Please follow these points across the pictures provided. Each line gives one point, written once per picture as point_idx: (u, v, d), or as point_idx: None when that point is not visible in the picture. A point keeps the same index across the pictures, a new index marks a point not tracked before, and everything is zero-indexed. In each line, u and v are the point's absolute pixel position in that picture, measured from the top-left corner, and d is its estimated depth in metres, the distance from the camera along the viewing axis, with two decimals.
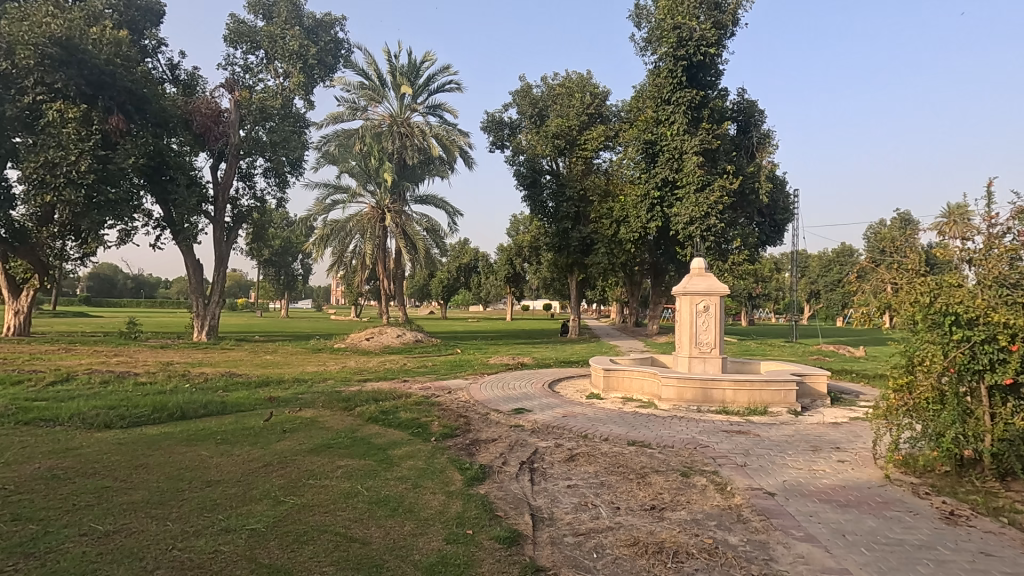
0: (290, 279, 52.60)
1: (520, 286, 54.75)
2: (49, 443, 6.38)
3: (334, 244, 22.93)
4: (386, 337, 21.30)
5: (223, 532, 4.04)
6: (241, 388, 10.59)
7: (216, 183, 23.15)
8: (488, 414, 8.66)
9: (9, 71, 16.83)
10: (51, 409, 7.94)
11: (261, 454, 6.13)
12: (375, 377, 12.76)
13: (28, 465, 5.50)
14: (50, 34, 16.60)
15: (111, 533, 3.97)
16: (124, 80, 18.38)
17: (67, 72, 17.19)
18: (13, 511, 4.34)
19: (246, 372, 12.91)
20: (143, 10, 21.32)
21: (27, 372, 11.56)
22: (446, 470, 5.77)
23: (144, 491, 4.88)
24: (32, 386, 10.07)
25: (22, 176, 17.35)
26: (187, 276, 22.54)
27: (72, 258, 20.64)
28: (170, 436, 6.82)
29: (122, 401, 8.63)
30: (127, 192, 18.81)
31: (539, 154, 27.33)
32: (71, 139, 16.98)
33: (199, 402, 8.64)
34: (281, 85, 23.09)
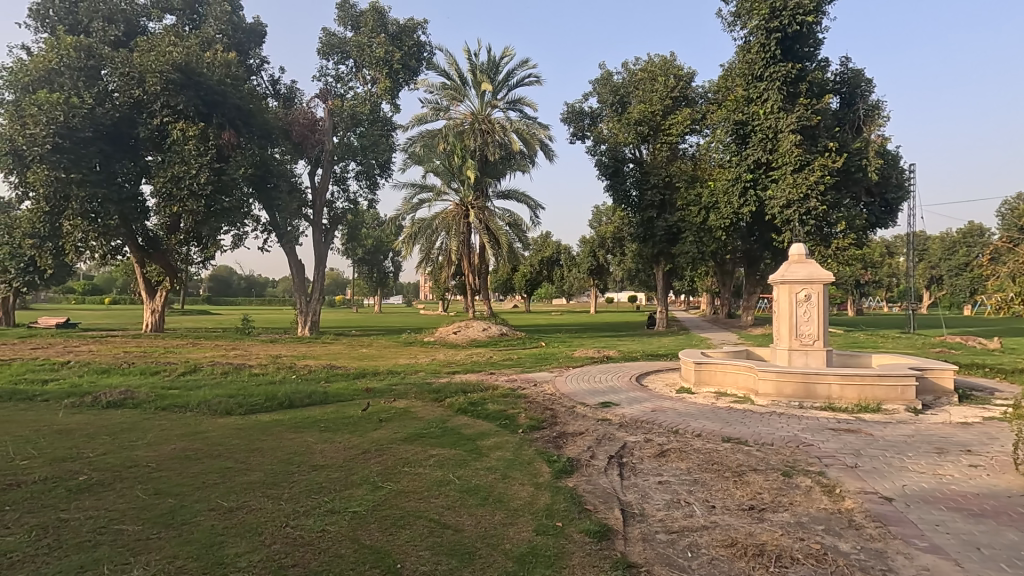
0: (383, 276, 55.55)
1: (604, 278, 53.99)
2: (181, 427, 7.16)
3: (421, 242, 23.92)
4: (472, 331, 21.84)
5: (328, 514, 4.34)
6: (342, 380, 11.29)
7: (314, 188, 24.75)
8: (574, 407, 8.63)
9: (142, 97, 19.00)
10: (182, 397, 8.90)
11: (360, 442, 6.51)
12: (464, 369, 13.13)
13: (165, 445, 6.22)
14: (173, 61, 18.57)
15: (234, 509, 4.39)
16: (233, 98, 20.15)
17: (187, 95, 19.10)
18: (156, 486, 4.92)
19: (345, 364, 13.76)
20: (248, 32, 23.19)
21: (162, 364, 13.04)
22: (534, 462, 5.82)
23: (260, 472, 5.35)
24: (168, 375, 11.39)
25: (153, 191, 19.51)
26: (291, 275, 24.37)
27: (195, 263, 22.94)
28: (280, 424, 7.41)
29: (240, 390, 9.50)
30: (239, 200, 20.58)
31: (621, 142, 26.70)
32: (192, 154, 18.87)
33: (305, 392, 9.33)
34: (369, 91, 24.21)
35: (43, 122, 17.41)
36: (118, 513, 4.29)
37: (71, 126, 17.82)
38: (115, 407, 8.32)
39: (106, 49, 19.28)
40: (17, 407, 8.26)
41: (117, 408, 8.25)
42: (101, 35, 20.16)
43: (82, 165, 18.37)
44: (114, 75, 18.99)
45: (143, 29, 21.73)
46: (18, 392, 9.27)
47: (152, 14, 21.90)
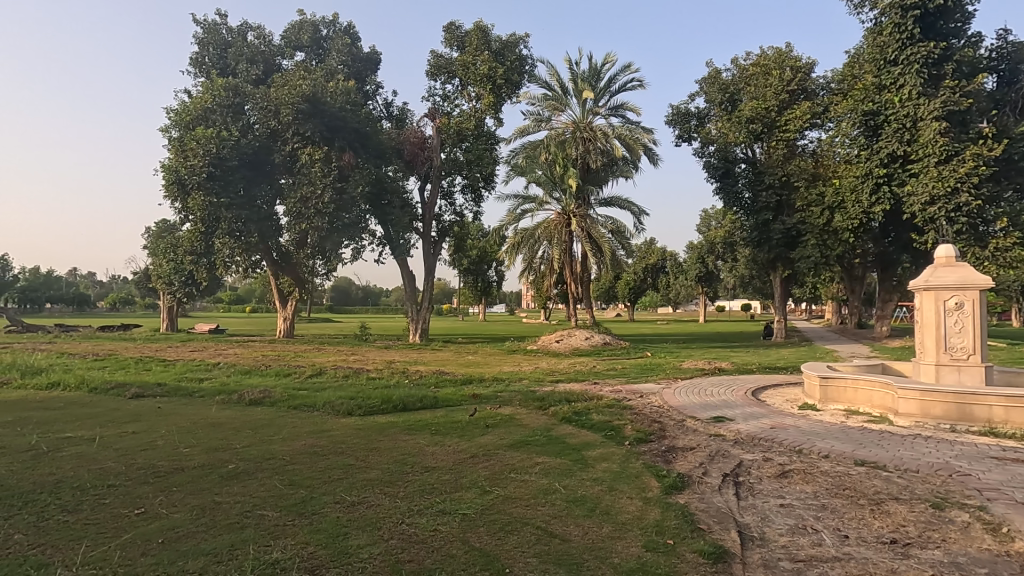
0: (487, 286, 57.17)
1: (714, 286, 51.33)
2: (310, 425, 7.85)
3: (524, 251, 24.31)
4: (575, 340, 21.74)
5: (440, 514, 4.51)
6: (450, 386, 11.74)
7: (424, 203, 26.10)
8: (684, 421, 8.25)
9: (277, 127, 21.29)
10: (311, 398, 9.76)
11: (468, 446, 6.72)
12: (567, 378, 13.07)
13: (297, 441, 6.86)
14: (302, 92, 20.60)
15: (356, 504, 4.72)
16: (353, 123, 21.89)
17: (313, 122, 21.05)
18: (290, 477, 5.44)
19: (453, 371, 14.30)
20: (366, 61, 25.09)
21: (293, 367, 14.41)
22: (642, 476, 5.64)
23: (377, 470, 5.70)
24: (299, 377, 12.55)
25: (286, 211, 21.71)
26: (403, 286, 25.82)
27: (320, 275, 25.02)
28: (395, 426, 7.85)
29: (360, 393, 10.23)
30: (358, 216, 22.25)
31: (731, 142, 25.32)
32: (318, 176, 20.76)
33: (417, 396, 9.82)
34: (473, 107, 25.12)
35: (200, 155, 20.07)
36: (260, 500, 4.79)
37: (221, 156, 20.36)
38: (256, 405, 9.31)
39: (249, 86, 21.82)
40: (180, 401, 9.53)
41: (257, 406, 9.23)
42: (245, 75, 22.87)
43: (229, 191, 20.95)
44: (255, 109, 21.47)
45: (279, 67, 24.34)
46: (182, 388, 10.72)
47: (285, 53, 24.45)
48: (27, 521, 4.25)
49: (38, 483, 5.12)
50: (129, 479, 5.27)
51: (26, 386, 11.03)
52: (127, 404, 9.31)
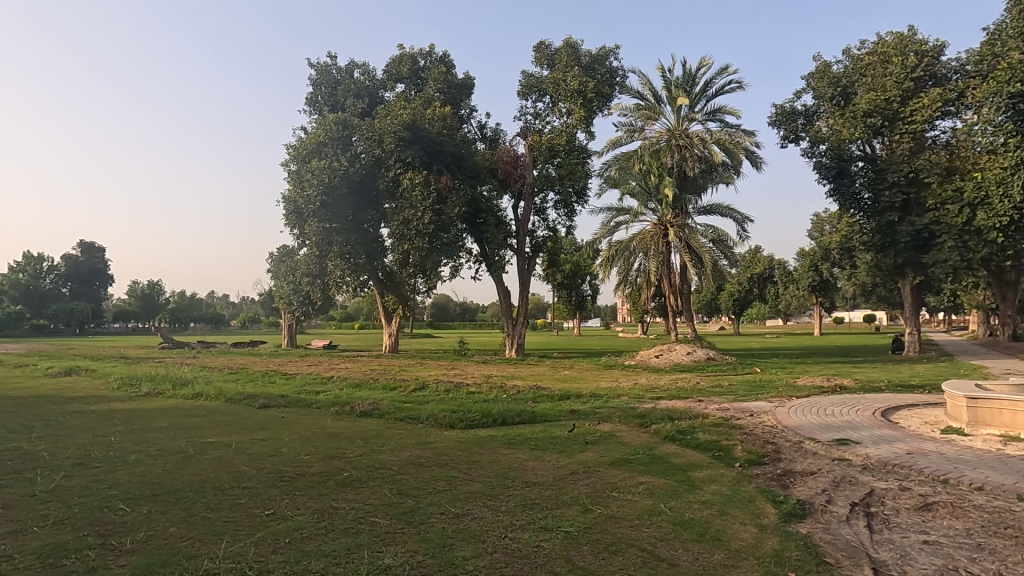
0: (581, 300, 56.80)
1: (830, 295, 47.21)
2: (416, 437, 8.18)
3: (619, 263, 23.83)
4: (675, 354, 20.95)
5: (543, 530, 4.49)
6: (547, 400, 11.74)
7: (518, 219, 26.55)
8: (802, 443, 7.60)
9: (381, 156, 22.79)
10: (415, 410, 10.20)
11: (569, 462, 6.66)
12: (668, 395, 12.57)
13: (404, 452, 7.18)
14: (403, 121, 21.92)
15: (460, 515, 4.83)
16: (449, 146, 22.89)
17: (413, 148, 22.31)
18: (398, 486, 5.70)
19: (550, 386, 14.28)
20: (460, 87, 26.19)
21: (398, 380, 15.16)
22: (756, 501, 5.25)
23: (480, 483, 5.80)
24: (404, 391, 13.17)
25: (390, 233, 23.04)
26: (499, 301, 26.32)
27: (421, 292, 26.19)
28: (495, 439, 7.97)
29: (460, 406, 10.52)
30: (455, 236, 23.10)
31: (846, 138, 23.25)
32: (418, 200, 21.87)
33: (515, 410, 9.92)
34: (565, 123, 25.27)
35: (315, 184, 21.96)
36: (372, 507, 5.05)
37: (333, 185, 22.14)
38: (366, 416, 9.90)
39: (356, 119, 23.61)
40: (301, 412, 10.37)
41: (368, 417, 9.81)
42: (352, 109, 24.77)
43: (340, 217, 22.71)
44: (362, 140, 23.16)
45: (382, 99, 26.11)
46: (302, 399, 11.66)
47: (388, 86, 26.21)
48: (179, 516, 4.81)
49: (187, 482, 5.79)
50: (260, 482, 5.79)
51: (177, 395, 12.56)
52: (257, 413, 10.28)
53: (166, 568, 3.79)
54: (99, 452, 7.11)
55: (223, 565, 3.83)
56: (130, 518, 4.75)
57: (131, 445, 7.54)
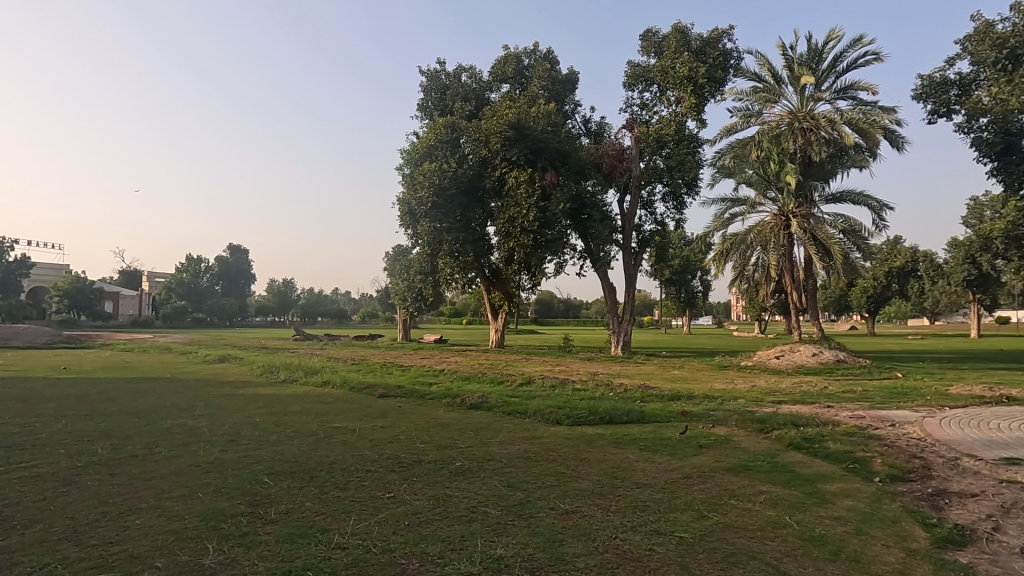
0: (692, 296, 54.39)
1: (991, 291, 40.95)
2: (523, 431, 8.32)
3: (734, 258, 22.45)
4: (798, 355, 19.33)
5: (656, 534, 4.35)
6: (657, 400, 11.37)
7: (623, 214, 25.94)
8: (959, 459, 6.65)
9: (488, 156, 23.38)
10: (522, 405, 10.36)
11: (681, 465, 6.38)
12: (791, 399, 11.64)
13: (512, 445, 7.32)
14: (508, 120, 22.33)
15: (570, 512, 4.82)
16: (554, 143, 22.89)
17: (518, 147, 22.63)
18: (507, 479, 5.81)
19: (659, 385, 13.84)
20: (564, 82, 26.07)
21: (506, 375, 15.48)
22: (901, 522, 4.69)
23: (588, 481, 5.75)
24: (510, 385, 13.43)
25: (496, 231, 23.54)
26: (604, 298, 25.94)
27: (526, 289, 26.51)
28: (602, 438, 7.86)
29: (567, 403, 10.49)
30: (560, 232, 23.05)
31: (1013, 108, 19.65)
32: (523, 197, 22.14)
33: (623, 409, 9.71)
34: (673, 112, 24.25)
35: (426, 186, 23.05)
36: (484, 497, 5.20)
37: (442, 186, 23.11)
38: (476, 409, 10.22)
39: (464, 121, 24.40)
40: (416, 403, 10.95)
41: (477, 410, 10.13)
42: (460, 112, 25.65)
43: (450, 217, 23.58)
44: (469, 142, 23.91)
45: (488, 100, 26.76)
46: (416, 390, 12.32)
47: (493, 87, 26.80)
48: (313, 493, 5.28)
49: (319, 462, 6.35)
50: (381, 467, 6.19)
51: (308, 383, 13.84)
52: (377, 402, 11.03)
53: (304, 539, 4.18)
54: (247, 431, 8.03)
55: (352, 541, 4.14)
56: (273, 491, 5.30)
57: (272, 426, 8.42)
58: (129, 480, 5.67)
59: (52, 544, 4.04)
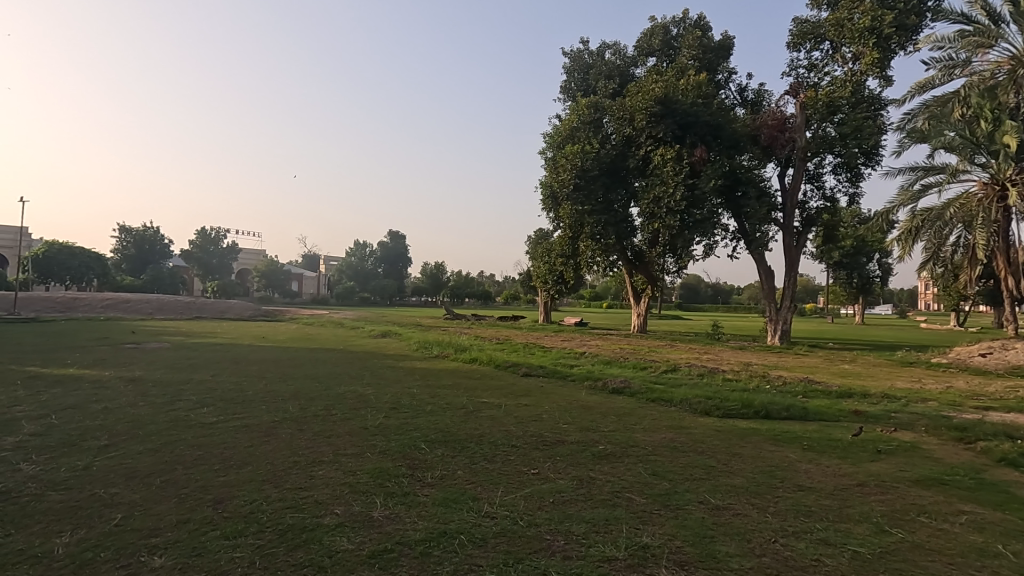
0: (867, 282, 47.75)
1: None
2: (668, 419, 8.01)
3: (926, 237, 19.17)
4: (1013, 354, 15.99)
5: (824, 544, 3.91)
6: (822, 396, 10.21)
7: (785, 190, 23.43)
8: None
9: (632, 134, 22.60)
10: (667, 392, 9.97)
11: (855, 471, 5.66)
12: (1003, 405, 9.68)
13: (657, 433, 7.09)
14: (655, 96, 21.32)
15: (722, 509, 4.53)
16: (705, 116, 21.28)
17: (665, 123, 21.52)
18: (651, 467, 5.64)
19: (825, 380, 12.43)
20: (717, 49, 24.12)
21: (649, 361, 15.01)
22: None
23: (742, 478, 5.35)
24: (653, 371, 13.05)
25: (640, 212, 22.74)
26: (760, 282, 23.83)
27: (671, 272, 25.33)
28: (757, 433, 7.26)
29: (716, 393, 9.86)
30: (710, 211, 21.52)
31: None
32: (669, 175, 21.02)
33: (781, 403, 8.89)
34: (849, 71, 21.25)
35: (569, 169, 23.08)
36: (628, 483, 5.11)
37: (585, 168, 22.96)
38: (618, 393, 10.08)
39: (607, 100, 23.87)
40: (558, 383, 11.14)
41: (619, 394, 10.00)
42: (604, 91, 25.11)
43: (592, 199, 23.31)
44: (612, 121, 23.34)
45: (632, 76, 25.80)
46: (557, 371, 12.51)
47: (639, 62, 25.78)
48: (465, 462, 5.61)
49: (469, 434, 6.74)
50: (526, 443, 6.39)
51: (458, 359, 14.82)
52: (521, 381, 11.41)
53: (457, 504, 4.47)
54: (406, 401, 8.80)
55: (500, 511, 4.33)
56: (430, 457, 5.75)
57: (427, 397, 9.15)
58: (313, 436, 6.55)
59: (258, 484, 4.81)
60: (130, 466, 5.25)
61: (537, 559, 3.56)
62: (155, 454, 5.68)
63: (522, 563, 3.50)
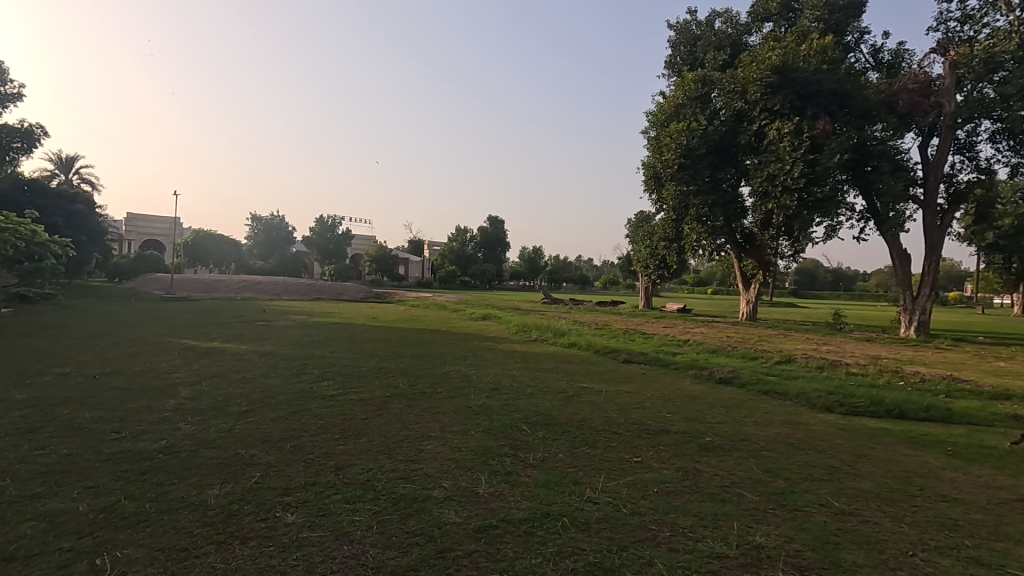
0: None
1: None
2: (783, 414, 7.47)
3: None
4: None
5: (975, 564, 3.45)
6: (971, 397, 8.96)
7: (927, 163, 20.66)
8: None
9: (744, 108, 21.11)
10: (781, 385, 9.30)
11: (1014, 485, 4.92)
12: None
13: (770, 428, 6.64)
14: (771, 64, 19.69)
15: (848, 514, 4.15)
16: (830, 83, 19.25)
17: (783, 94, 19.78)
18: (765, 463, 5.29)
19: (974, 378, 10.90)
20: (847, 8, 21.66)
21: (759, 351, 14.08)
22: None
23: (872, 483, 4.86)
24: (765, 362, 12.20)
25: (752, 192, 21.22)
26: (893, 267, 21.38)
27: (786, 256, 23.47)
28: (890, 434, 6.55)
29: (839, 388, 9.03)
30: (833, 189, 19.51)
31: None
32: (786, 151, 19.33)
33: (920, 403, 7.93)
34: (1016, 20, 18.14)
35: (673, 148, 22.11)
36: (739, 479, 4.84)
37: (691, 147, 21.83)
38: (725, 384, 9.58)
39: (717, 73, 22.43)
40: (660, 371, 10.80)
41: (727, 385, 9.47)
42: (712, 63, 23.56)
43: (698, 178, 22.13)
44: (722, 95, 21.95)
45: (746, 45, 23.99)
46: (660, 359, 12.14)
47: (753, 29, 23.89)
48: (565, 446, 5.63)
49: (569, 418, 6.75)
50: (627, 430, 6.27)
51: (557, 343, 14.84)
52: (621, 367, 11.22)
53: (559, 487, 4.49)
54: (507, 382, 8.98)
55: (602, 497, 4.29)
56: (531, 439, 5.83)
57: (527, 380, 9.28)
58: (421, 412, 6.89)
59: (374, 454, 5.17)
60: (267, 430, 5.87)
61: (642, 548, 3.48)
62: (286, 421, 6.30)
63: (626, 551, 3.44)
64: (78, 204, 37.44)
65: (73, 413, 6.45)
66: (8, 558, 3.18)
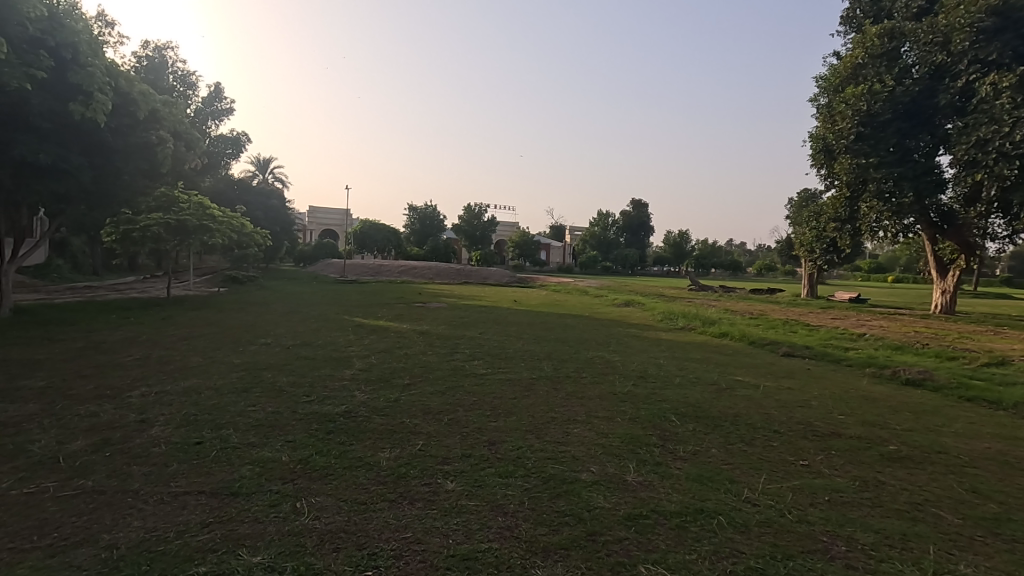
0: None
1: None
2: (995, 426, 6.25)
3: None
4: None
5: None
6: None
7: None
8: None
9: (945, 62, 17.93)
10: (992, 391, 7.77)
11: None
12: None
13: (977, 441, 5.60)
14: (987, 4, 16.21)
15: None
16: None
17: (1002, 39, 16.25)
18: (970, 482, 4.48)
19: None
20: None
21: (959, 349, 11.94)
22: None
23: None
24: (966, 363, 10.32)
25: (954, 161, 17.95)
26: None
27: (999, 237, 19.49)
28: None
29: None
30: None
31: None
32: (1004, 110, 15.71)
33: None
34: None
35: (849, 116, 19.51)
36: (933, 496, 4.17)
37: (872, 112, 19.05)
38: (913, 386, 8.30)
39: (909, 23, 19.17)
40: (828, 367, 9.69)
41: (916, 388, 8.17)
42: (903, 12, 20.09)
43: (880, 148, 19.27)
44: (915, 48, 18.83)
45: None
46: (828, 354, 10.89)
47: None
48: (719, 441, 5.31)
49: (722, 412, 6.37)
50: (791, 430, 5.73)
51: (706, 332, 14.03)
52: (781, 361, 10.29)
53: (713, 483, 4.26)
54: (653, 371, 8.72)
55: (763, 500, 3.97)
56: (681, 431, 5.59)
57: (675, 369, 8.92)
58: (566, 395, 6.98)
59: (523, 433, 5.36)
60: (427, 403, 6.41)
61: (812, 560, 3.17)
62: (442, 395, 6.80)
63: (793, 561, 3.15)
64: (273, 199, 43.92)
65: (273, 377, 7.63)
66: (234, 494, 3.86)
